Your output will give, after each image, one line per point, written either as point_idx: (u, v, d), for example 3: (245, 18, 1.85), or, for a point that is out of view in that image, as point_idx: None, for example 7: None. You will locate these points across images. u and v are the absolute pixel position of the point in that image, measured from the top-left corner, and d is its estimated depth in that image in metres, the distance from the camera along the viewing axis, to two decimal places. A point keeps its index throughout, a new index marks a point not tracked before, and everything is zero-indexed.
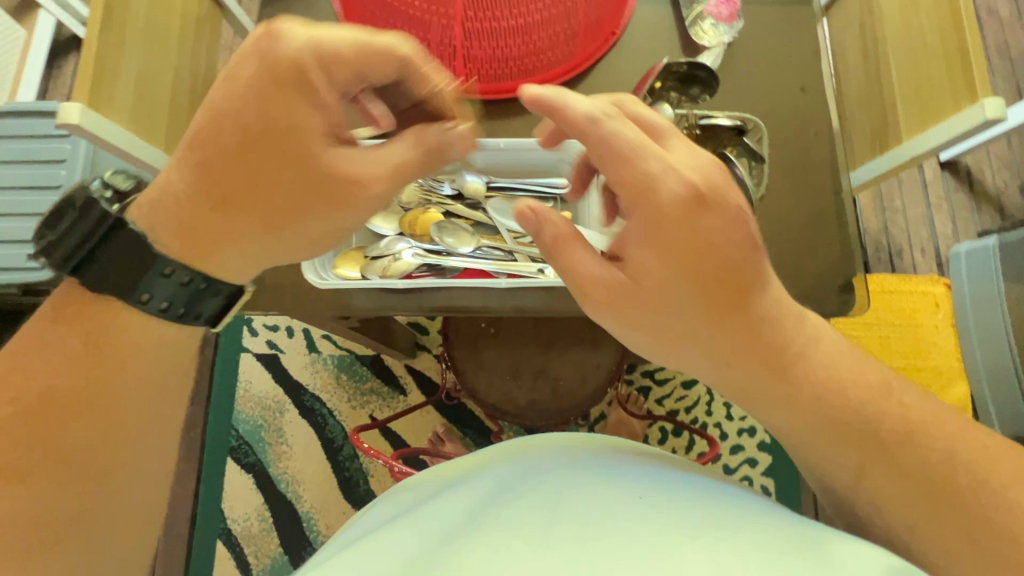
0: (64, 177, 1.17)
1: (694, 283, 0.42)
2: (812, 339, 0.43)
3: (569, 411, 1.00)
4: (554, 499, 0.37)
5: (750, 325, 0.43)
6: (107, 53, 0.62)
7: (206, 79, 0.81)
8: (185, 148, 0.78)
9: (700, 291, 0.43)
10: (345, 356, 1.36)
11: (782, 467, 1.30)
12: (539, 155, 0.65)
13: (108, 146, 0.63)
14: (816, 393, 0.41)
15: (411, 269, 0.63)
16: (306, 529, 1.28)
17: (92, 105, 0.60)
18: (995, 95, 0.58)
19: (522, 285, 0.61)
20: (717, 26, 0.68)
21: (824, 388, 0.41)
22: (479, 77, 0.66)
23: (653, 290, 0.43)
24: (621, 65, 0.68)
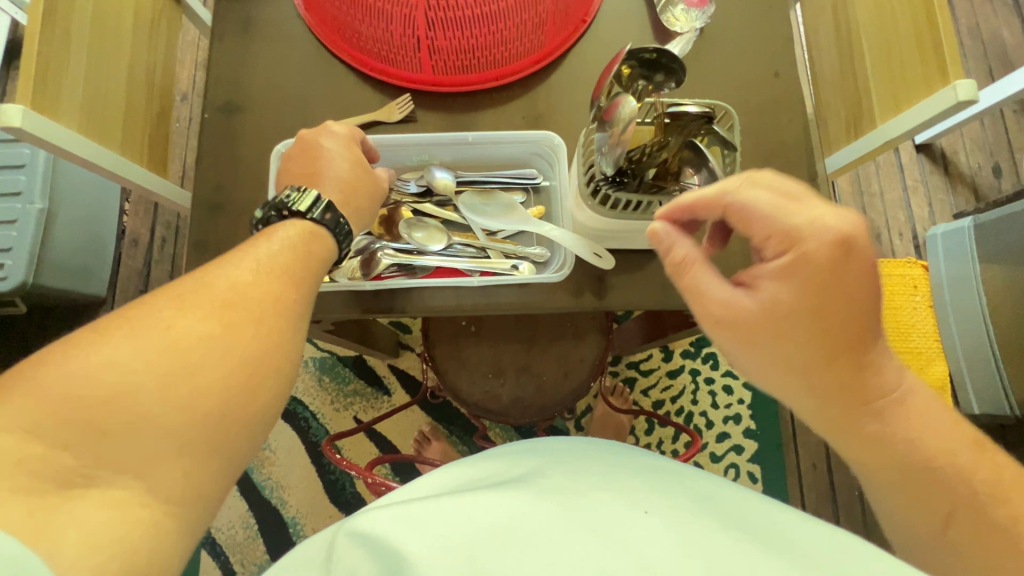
0: (23, 182, 1.12)
1: (823, 329, 0.42)
2: (911, 393, 0.44)
3: (554, 408, 0.99)
4: (584, 512, 0.40)
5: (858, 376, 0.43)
6: (52, 52, 0.58)
7: (165, 78, 0.78)
8: (144, 149, 0.75)
9: (826, 336, 0.43)
10: (326, 358, 1.33)
11: (767, 452, 1.32)
12: (509, 148, 0.63)
13: (59, 151, 0.60)
14: (908, 442, 0.43)
15: (381, 270, 0.62)
16: (293, 535, 1.26)
17: (37, 106, 0.57)
18: (966, 76, 0.57)
19: (494, 282, 0.60)
20: (689, 11, 0.67)
21: (918, 437, 0.43)
22: (447, 68, 0.64)
23: (773, 322, 0.44)
24: (592, 53, 0.67)
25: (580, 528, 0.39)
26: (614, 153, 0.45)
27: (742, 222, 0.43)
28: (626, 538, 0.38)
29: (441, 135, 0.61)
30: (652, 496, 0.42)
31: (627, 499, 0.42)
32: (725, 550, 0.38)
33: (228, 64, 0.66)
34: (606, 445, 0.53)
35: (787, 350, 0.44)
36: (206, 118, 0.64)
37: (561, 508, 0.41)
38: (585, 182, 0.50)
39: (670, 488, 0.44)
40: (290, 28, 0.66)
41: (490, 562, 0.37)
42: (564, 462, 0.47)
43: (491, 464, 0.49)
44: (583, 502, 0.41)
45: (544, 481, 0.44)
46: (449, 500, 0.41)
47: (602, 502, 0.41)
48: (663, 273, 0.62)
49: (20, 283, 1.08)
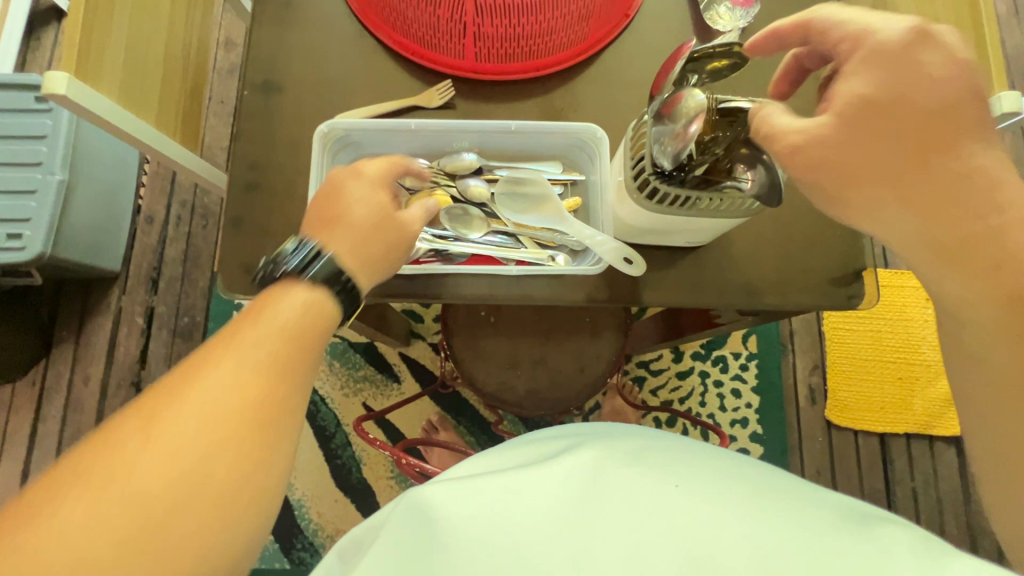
0: (45, 153, 1.12)
1: (934, 155, 0.43)
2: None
3: (568, 401, 0.99)
4: (620, 493, 0.41)
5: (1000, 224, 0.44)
6: (97, 20, 0.58)
7: (198, 54, 0.78)
8: (176, 124, 0.75)
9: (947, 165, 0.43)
10: (338, 343, 1.33)
11: (773, 457, 1.32)
12: (550, 139, 0.63)
13: (97, 121, 0.60)
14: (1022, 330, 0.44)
15: (417, 254, 0.62)
16: (298, 517, 1.26)
17: (80, 74, 0.57)
18: (1010, 89, 0.57)
19: (529, 272, 0.60)
20: (734, 10, 0.66)
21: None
22: (489, 55, 0.63)
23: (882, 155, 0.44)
24: (633, 48, 0.67)
25: (615, 506, 0.40)
26: (675, 146, 0.45)
27: (822, 40, 0.47)
28: (664, 515, 0.40)
29: (485, 124, 0.60)
30: (690, 474, 0.43)
31: (656, 474, 0.42)
32: (755, 511, 0.40)
33: (268, 42, 0.65)
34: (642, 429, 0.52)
35: (940, 190, 0.44)
36: (244, 95, 0.64)
37: (583, 484, 0.41)
38: (633, 174, 0.49)
39: (691, 460, 0.45)
40: (332, 9, 0.66)
41: (536, 552, 0.38)
42: (601, 438, 0.47)
43: (527, 445, 0.49)
44: (621, 477, 0.42)
45: (581, 451, 0.44)
46: (490, 477, 0.42)
47: (638, 478, 0.42)
48: (697, 271, 0.62)
49: (38, 254, 1.08)
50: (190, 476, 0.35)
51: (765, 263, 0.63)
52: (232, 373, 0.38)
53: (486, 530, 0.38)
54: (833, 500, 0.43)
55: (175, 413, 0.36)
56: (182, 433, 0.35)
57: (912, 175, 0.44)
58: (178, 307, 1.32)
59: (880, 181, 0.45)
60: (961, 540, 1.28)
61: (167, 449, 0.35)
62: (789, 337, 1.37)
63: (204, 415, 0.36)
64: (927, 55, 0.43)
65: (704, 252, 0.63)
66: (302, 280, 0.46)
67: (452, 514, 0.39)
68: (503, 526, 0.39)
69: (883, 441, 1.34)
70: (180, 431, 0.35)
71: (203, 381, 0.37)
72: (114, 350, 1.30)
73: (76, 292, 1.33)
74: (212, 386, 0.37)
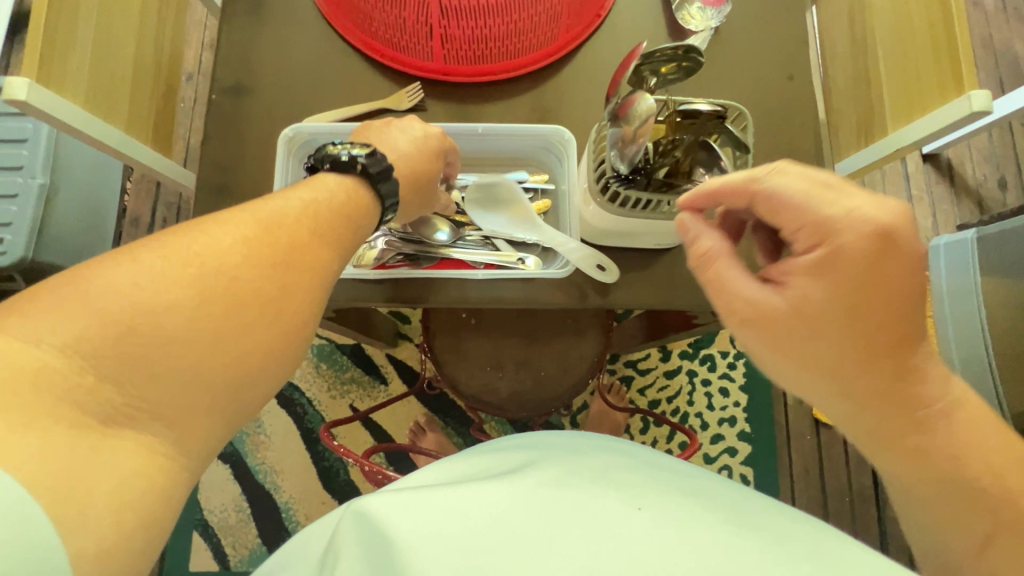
0: (25, 157, 1.11)
1: (855, 325, 0.41)
2: (955, 399, 0.44)
3: (551, 402, 0.99)
4: (581, 510, 0.40)
5: (897, 366, 0.43)
6: (61, 24, 0.58)
7: (171, 56, 0.77)
8: (149, 128, 0.74)
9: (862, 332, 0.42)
10: (324, 345, 1.33)
11: (761, 455, 1.32)
12: (519, 141, 0.62)
13: (63, 126, 0.59)
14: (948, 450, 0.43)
15: (386, 258, 0.62)
16: (285, 519, 1.26)
17: (43, 79, 0.56)
18: (982, 87, 0.57)
19: (498, 276, 0.59)
20: (705, 10, 0.66)
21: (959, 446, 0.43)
22: (460, 57, 0.63)
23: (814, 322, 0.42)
24: (606, 48, 0.66)
25: (574, 521, 0.39)
26: (628, 151, 0.44)
27: (773, 213, 0.43)
28: (622, 534, 0.38)
29: (451, 126, 0.60)
30: (653, 494, 0.42)
31: (621, 494, 0.41)
32: (718, 530, 0.39)
33: (237, 45, 0.65)
34: (611, 442, 0.51)
35: (840, 351, 0.43)
36: (213, 99, 0.63)
37: (545, 499, 0.41)
38: (595, 178, 0.49)
39: (659, 482, 0.44)
40: (302, 11, 0.65)
41: (488, 561, 0.37)
42: (568, 455, 0.46)
43: (493, 457, 0.49)
44: (583, 495, 0.41)
45: (545, 468, 0.44)
46: (448, 491, 0.41)
47: (600, 496, 0.41)
48: (670, 273, 0.62)
49: (19, 258, 1.07)
50: (205, 308, 0.36)
51: None
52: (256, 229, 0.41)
53: (439, 545, 0.38)
54: (798, 515, 0.42)
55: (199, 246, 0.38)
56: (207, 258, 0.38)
57: (816, 336, 0.43)
58: None
59: (777, 336, 0.45)
60: None
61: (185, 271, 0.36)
62: None
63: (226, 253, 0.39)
64: (894, 259, 0.40)
65: (676, 254, 0.62)
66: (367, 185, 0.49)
67: (405, 529, 0.38)
68: (456, 544, 0.38)
69: None
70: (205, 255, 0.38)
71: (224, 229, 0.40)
72: None
73: None
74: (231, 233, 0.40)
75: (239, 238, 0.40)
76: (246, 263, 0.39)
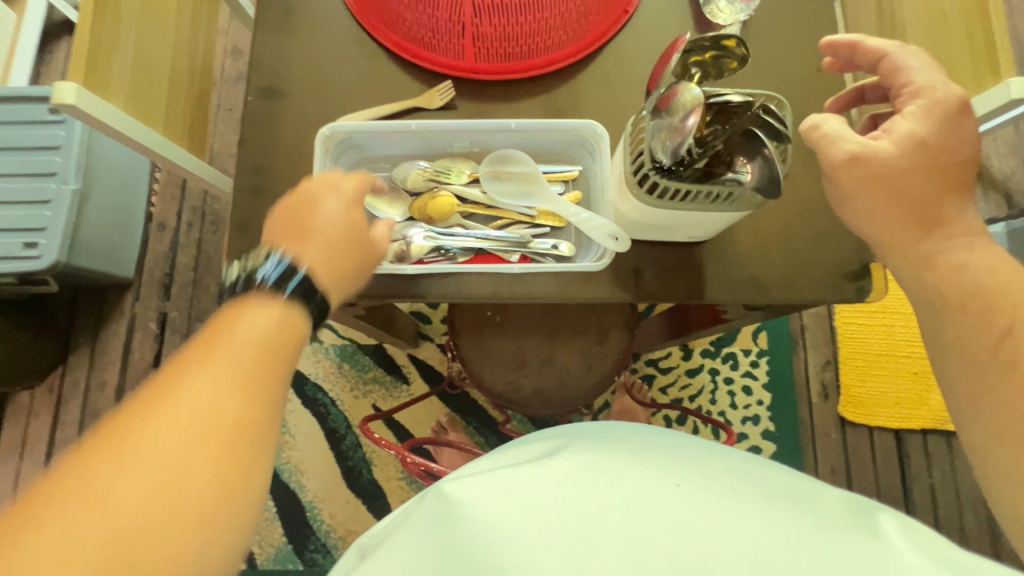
0: (59, 163, 1.14)
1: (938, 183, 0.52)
2: None
3: (576, 399, 0.99)
4: (612, 477, 0.44)
5: None
6: (103, 31, 0.59)
7: (204, 62, 0.79)
8: (184, 131, 0.76)
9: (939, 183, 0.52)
10: (347, 346, 1.34)
11: (787, 454, 1.31)
12: (549, 138, 0.63)
13: (106, 130, 0.61)
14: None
15: (422, 254, 0.63)
16: (310, 518, 1.27)
17: (88, 84, 0.58)
18: (1019, 75, 0.56)
19: (532, 270, 0.60)
20: (733, 4, 0.66)
21: None
22: (487, 55, 0.64)
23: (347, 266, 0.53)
24: (633, 44, 0.66)
25: (613, 498, 0.42)
26: (673, 141, 0.44)
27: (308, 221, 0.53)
28: (665, 509, 0.41)
29: (483, 123, 0.60)
30: (690, 470, 0.45)
31: (658, 470, 0.45)
32: (765, 517, 0.41)
33: (272, 48, 0.66)
34: (632, 425, 0.55)
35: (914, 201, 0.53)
36: (248, 100, 0.65)
37: (582, 477, 0.44)
38: (632, 169, 0.48)
39: (677, 451, 0.48)
40: (334, 14, 0.67)
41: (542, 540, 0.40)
42: (598, 437, 0.50)
43: (528, 445, 0.52)
44: (612, 462, 0.45)
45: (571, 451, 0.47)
46: (505, 473, 0.45)
47: (627, 466, 0.45)
48: (703, 266, 0.62)
49: (54, 262, 1.10)
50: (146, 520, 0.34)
51: (771, 258, 0.62)
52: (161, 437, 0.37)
53: (499, 521, 0.41)
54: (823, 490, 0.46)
55: (137, 453, 0.36)
56: (148, 462, 0.36)
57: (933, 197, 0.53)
58: (189, 313, 1.35)
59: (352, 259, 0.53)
60: (984, 540, 1.26)
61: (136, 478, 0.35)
62: (800, 332, 1.36)
63: (164, 462, 0.36)
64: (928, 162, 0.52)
65: (708, 249, 0.62)
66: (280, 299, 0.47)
67: (469, 511, 0.42)
68: (517, 518, 0.41)
69: (898, 436, 1.32)
70: (143, 465, 0.35)
71: (165, 413, 0.37)
72: (127, 356, 1.33)
73: (91, 299, 1.35)
74: (159, 444, 0.36)
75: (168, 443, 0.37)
76: (183, 474, 0.36)
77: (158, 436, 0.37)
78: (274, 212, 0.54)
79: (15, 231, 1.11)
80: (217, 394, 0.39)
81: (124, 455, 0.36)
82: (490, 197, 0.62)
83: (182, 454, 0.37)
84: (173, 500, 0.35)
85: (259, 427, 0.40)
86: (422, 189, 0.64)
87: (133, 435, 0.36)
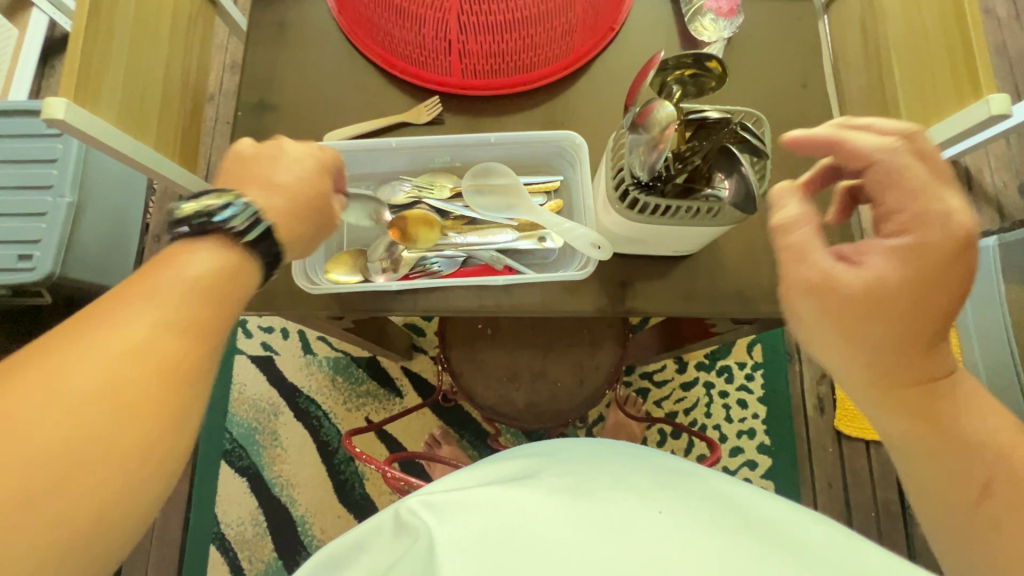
0: (55, 176, 1.15)
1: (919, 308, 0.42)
2: None
3: (568, 413, 0.99)
4: (591, 503, 0.43)
5: None
6: (96, 48, 0.60)
7: (197, 77, 0.80)
8: (177, 145, 0.77)
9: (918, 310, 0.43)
10: (341, 358, 1.34)
11: (782, 468, 1.30)
12: (531, 148, 0.63)
13: (98, 144, 0.61)
14: None
15: (406, 269, 0.63)
16: (301, 533, 1.26)
17: (79, 100, 0.59)
18: (1000, 91, 0.56)
19: (516, 282, 0.60)
20: (717, 21, 0.67)
21: None
22: (476, 71, 0.64)
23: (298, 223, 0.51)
24: (619, 60, 0.67)
25: (589, 524, 0.42)
26: (649, 157, 0.44)
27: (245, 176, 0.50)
28: (641, 536, 0.41)
29: (462, 137, 0.61)
30: (670, 497, 0.45)
31: (638, 497, 0.44)
32: (745, 548, 0.40)
33: (263, 63, 0.67)
34: (619, 445, 0.55)
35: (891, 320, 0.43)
36: (238, 115, 0.65)
37: (560, 502, 0.43)
38: (614, 184, 0.49)
39: (659, 476, 0.48)
40: (325, 31, 0.68)
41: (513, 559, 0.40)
42: (580, 461, 0.50)
43: (509, 464, 0.52)
44: (591, 489, 0.45)
45: (550, 476, 0.47)
46: (482, 494, 0.45)
47: (606, 492, 0.45)
48: (689, 279, 0.62)
49: (47, 273, 1.10)
50: (80, 423, 0.33)
51: (757, 272, 0.63)
52: (117, 338, 0.37)
53: (472, 539, 0.41)
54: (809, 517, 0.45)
55: (82, 351, 0.35)
56: (95, 359, 0.35)
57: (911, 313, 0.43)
58: None
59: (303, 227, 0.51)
60: None
61: (70, 378, 0.34)
62: (795, 345, 1.35)
63: (115, 355, 0.36)
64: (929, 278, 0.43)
65: (694, 262, 0.62)
66: (235, 244, 0.45)
67: (442, 528, 0.41)
68: (489, 537, 0.41)
69: None
70: (91, 359, 0.35)
71: (116, 322, 0.37)
72: None
73: None
74: (110, 340, 0.36)
75: (123, 346, 0.36)
76: (134, 378, 0.36)
77: (112, 334, 0.36)
78: (229, 155, 0.53)
79: (10, 243, 1.11)
80: (169, 309, 0.39)
81: (71, 350, 0.35)
82: (472, 210, 0.63)
83: (148, 329, 0.38)
84: (120, 395, 0.35)
85: (207, 350, 0.41)
86: (406, 206, 0.64)
87: (83, 335, 0.36)
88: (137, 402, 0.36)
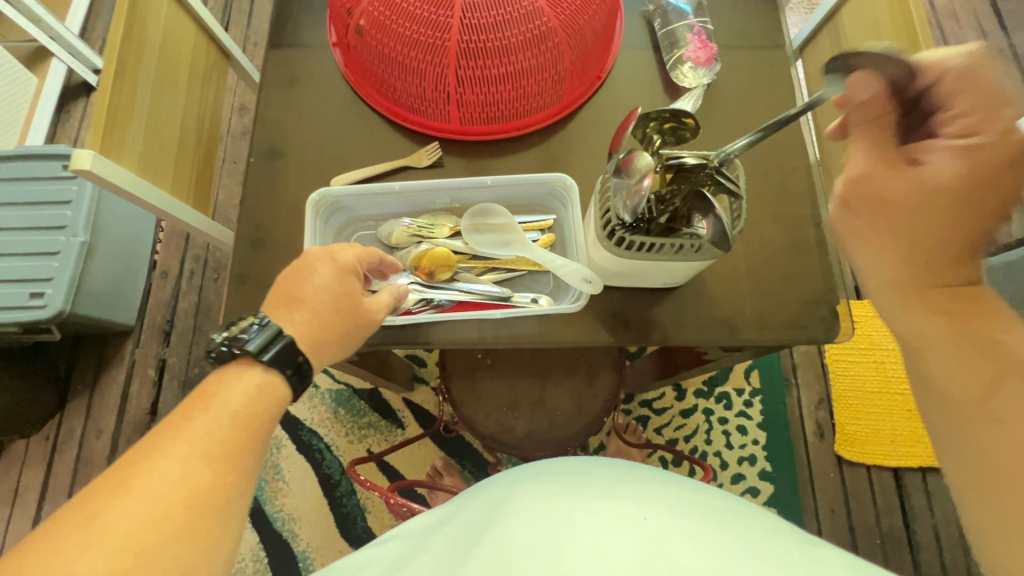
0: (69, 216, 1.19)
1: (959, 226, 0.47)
2: None
3: (567, 442, 1.00)
4: (576, 516, 0.49)
5: None
6: (119, 103, 0.65)
7: (210, 124, 0.85)
8: (190, 188, 0.81)
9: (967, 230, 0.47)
10: (343, 390, 1.35)
11: (784, 495, 1.30)
12: (525, 190, 0.67)
13: (120, 191, 0.65)
14: None
15: (410, 304, 0.66)
16: (302, 569, 1.25)
17: (103, 150, 0.63)
18: None
19: (515, 315, 0.63)
20: (696, 69, 0.72)
21: None
22: (473, 118, 0.69)
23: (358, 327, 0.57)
24: (606, 105, 0.72)
25: (580, 535, 0.47)
26: (630, 200, 0.48)
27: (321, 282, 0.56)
28: (627, 537, 0.47)
29: (461, 180, 0.65)
30: (648, 502, 0.51)
31: (620, 506, 0.50)
32: (716, 545, 0.46)
33: (274, 114, 0.72)
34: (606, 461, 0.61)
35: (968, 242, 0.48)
36: (251, 162, 0.70)
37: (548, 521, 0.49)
38: (602, 227, 0.52)
39: (631, 485, 0.54)
40: (332, 82, 0.73)
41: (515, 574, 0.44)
42: (557, 477, 0.55)
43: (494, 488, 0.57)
44: (574, 504, 0.50)
45: (532, 498, 0.52)
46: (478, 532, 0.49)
47: (588, 504, 0.50)
48: (678, 309, 0.65)
49: (58, 310, 1.13)
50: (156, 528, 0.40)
51: (743, 301, 0.66)
52: (175, 456, 0.43)
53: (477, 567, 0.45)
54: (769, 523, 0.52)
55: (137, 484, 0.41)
56: (137, 492, 0.41)
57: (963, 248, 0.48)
58: (188, 359, 1.36)
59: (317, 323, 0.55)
60: None
61: (147, 496, 0.41)
62: (791, 370, 1.37)
63: (160, 483, 0.41)
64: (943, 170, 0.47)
65: (682, 293, 0.65)
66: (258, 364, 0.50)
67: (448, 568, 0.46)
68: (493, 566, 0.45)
69: (897, 474, 1.31)
70: (143, 491, 0.41)
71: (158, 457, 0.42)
72: (124, 404, 1.34)
73: (92, 346, 1.38)
74: (160, 468, 0.42)
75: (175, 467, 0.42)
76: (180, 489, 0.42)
77: (167, 455, 0.42)
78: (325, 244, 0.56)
79: (25, 282, 1.15)
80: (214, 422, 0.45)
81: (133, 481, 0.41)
82: (472, 247, 0.66)
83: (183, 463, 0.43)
84: (154, 522, 0.40)
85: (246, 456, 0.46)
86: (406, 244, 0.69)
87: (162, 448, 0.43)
88: (194, 505, 0.42)
